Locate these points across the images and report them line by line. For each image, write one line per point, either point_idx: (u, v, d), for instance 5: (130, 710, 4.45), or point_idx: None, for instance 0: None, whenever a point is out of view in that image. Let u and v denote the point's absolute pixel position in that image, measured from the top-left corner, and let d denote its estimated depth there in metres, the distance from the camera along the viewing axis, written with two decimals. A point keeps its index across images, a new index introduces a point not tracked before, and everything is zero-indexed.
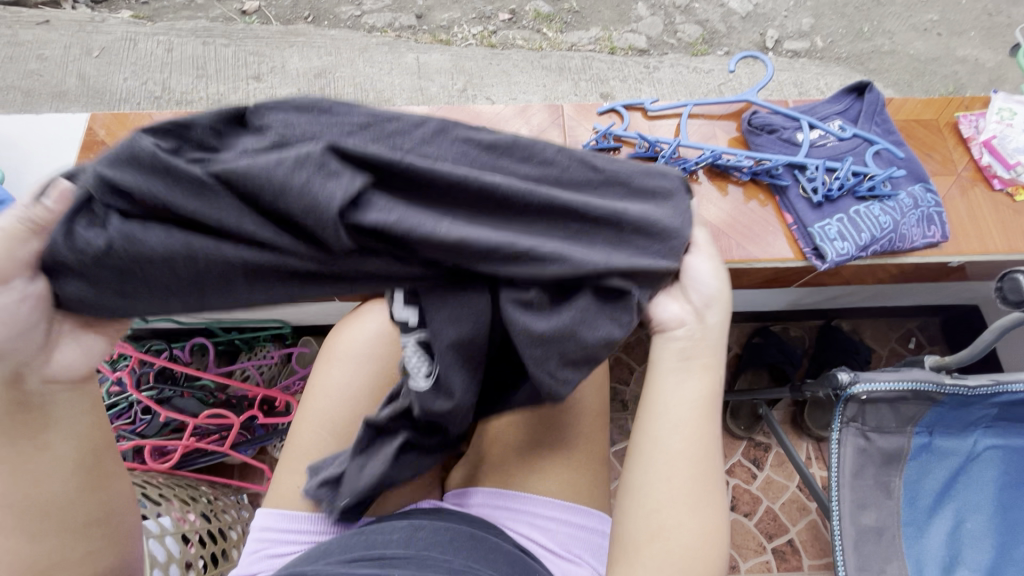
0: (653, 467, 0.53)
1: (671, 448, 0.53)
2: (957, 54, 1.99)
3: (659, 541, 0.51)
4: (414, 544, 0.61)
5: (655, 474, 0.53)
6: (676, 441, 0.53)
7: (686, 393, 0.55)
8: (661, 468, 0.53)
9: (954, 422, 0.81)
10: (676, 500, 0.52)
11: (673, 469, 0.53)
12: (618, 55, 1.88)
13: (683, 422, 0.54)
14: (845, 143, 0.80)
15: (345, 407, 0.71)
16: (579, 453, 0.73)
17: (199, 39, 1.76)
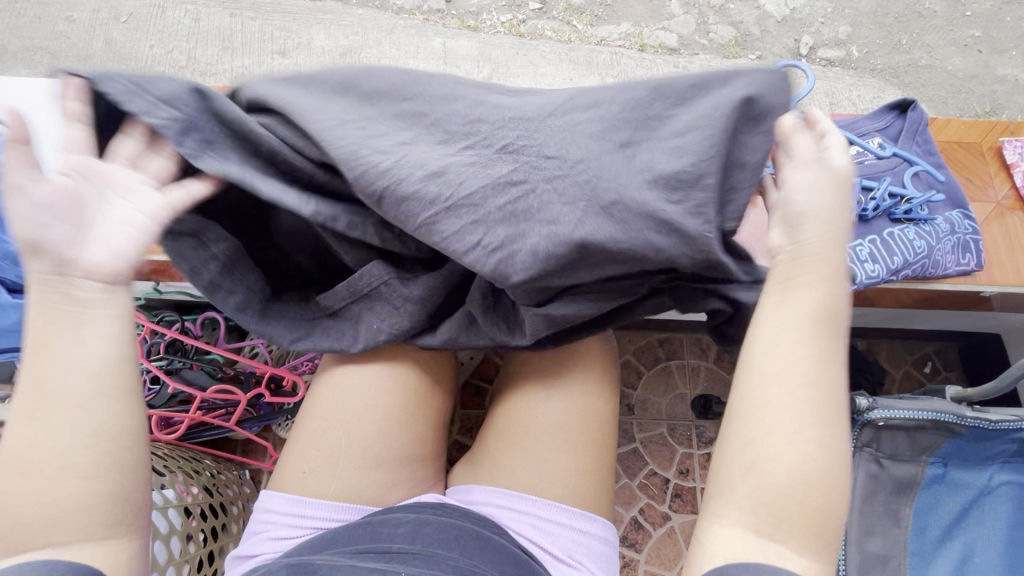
0: (775, 400, 0.51)
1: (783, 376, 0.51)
2: (996, 73, 1.94)
3: (769, 484, 0.49)
4: (423, 538, 0.63)
5: (790, 418, 0.50)
6: (813, 377, 0.50)
7: (814, 304, 0.52)
8: (792, 408, 0.50)
9: (971, 455, 0.80)
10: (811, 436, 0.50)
11: (794, 400, 0.50)
12: (647, 53, 1.84)
13: (796, 346, 0.51)
14: (884, 162, 0.77)
15: (355, 397, 0.70)
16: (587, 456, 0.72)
17: (227, 11, 1.75)
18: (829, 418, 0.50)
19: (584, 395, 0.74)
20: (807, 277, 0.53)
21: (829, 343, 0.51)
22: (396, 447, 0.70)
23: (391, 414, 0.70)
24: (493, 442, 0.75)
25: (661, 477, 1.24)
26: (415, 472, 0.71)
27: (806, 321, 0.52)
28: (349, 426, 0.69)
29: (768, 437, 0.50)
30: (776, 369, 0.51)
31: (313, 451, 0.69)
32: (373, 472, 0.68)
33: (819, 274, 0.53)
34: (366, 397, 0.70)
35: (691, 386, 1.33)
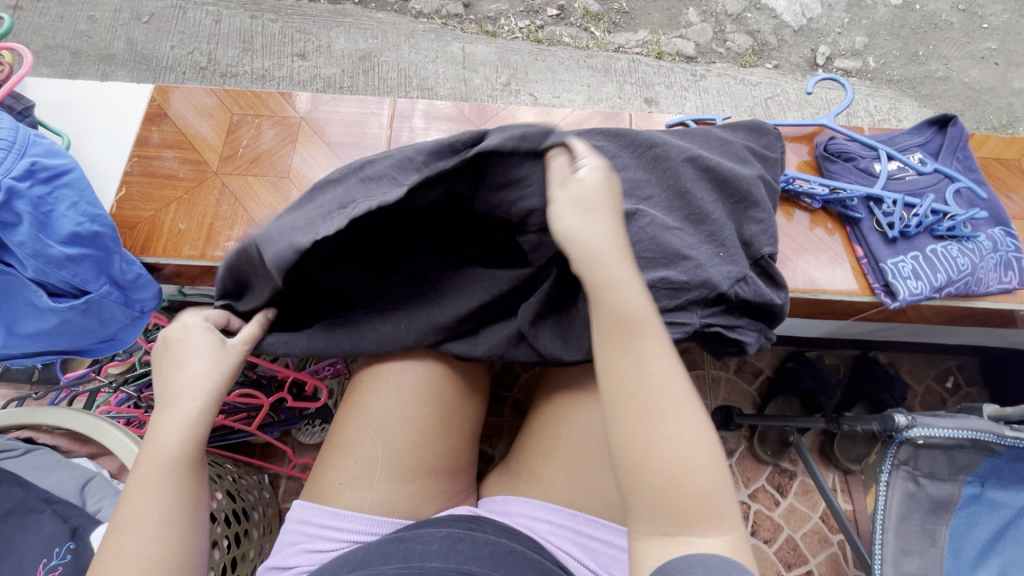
0: (648, 407, 0.51)
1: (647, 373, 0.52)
2: (1013, 86, 1.93)
3: (665, 492, 0.50)
4: (454, 556, 0.62)
5: (654, 422, 0.51)
6: (667, 368, 0.53)
7: (624, 300, 0.53)
8: (657, 416, 0.51)
9: (1009, 475, 0.79)
10: (681, 434, 0.51)
11: (654, 403, 0.52)
12: (665, 60, 1.84)
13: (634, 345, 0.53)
14: (925, 178, 0.76)
15: (393, 409, 0.69)
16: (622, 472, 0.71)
17: (248, 12, 1.76)
18: (687, 408, 0.52)
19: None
20: (603, 260, 0.54)
21: (655, 340, 0.54)
22: (433, 460, 0.69)
23: (428, 426, 0.69)
24: (528, 454, 0.75)
25: None
26: (450, 484, 0.71)
27: (626, 323, 0.53)
28: (387, 438, 0.68)
29: (645, 447, 0.51)
30: (632, 374, 0.52)
31: (350, 462, 0.68)
32: (409, 484, 0.68)
33: (602, 236, 0.54)
34: (403, 407, 0.69)
35: (712, 397, 1.32)
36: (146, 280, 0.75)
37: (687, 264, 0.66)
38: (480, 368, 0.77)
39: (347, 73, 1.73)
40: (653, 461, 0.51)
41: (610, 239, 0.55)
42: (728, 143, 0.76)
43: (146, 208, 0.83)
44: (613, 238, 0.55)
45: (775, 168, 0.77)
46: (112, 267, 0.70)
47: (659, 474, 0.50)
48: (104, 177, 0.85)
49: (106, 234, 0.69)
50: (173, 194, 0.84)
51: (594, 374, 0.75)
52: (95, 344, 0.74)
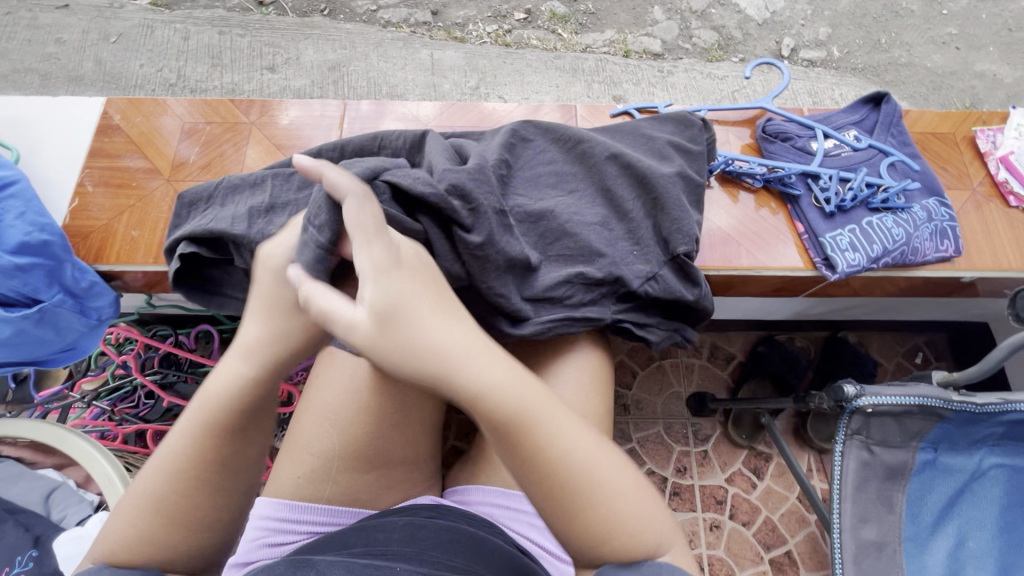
0: (566, 495, 0.48)
1: (555, 452, 0.47)
2: (975, 69, 1.98)
3: (606, 542, 0.49)
4: (416, 542, 0.61)
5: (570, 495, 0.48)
6: (573, 430, 0.48)
7: (495, 396, 0.46)
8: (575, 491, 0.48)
9: (960, 439, 0.81)
10: (601, 498, 0.49)
11: (566, 486, 0.48)
12: (632, 59, 1.87)
13: (529, 442, 0.47)
14: (860, 153, 0.79)
15: (348, 399, 0.70)
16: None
17: (216, 28, 1.78)
18: (602, 462, 0.49)
19: (577, 390, 0.72)
20: (456, 365, 0.46)
21: (543, 408, 0.47)
22: (390, 450, 0.70)
23: (383, 417, 0.70)
24: (490, 441, 0.76)
25: (659, 476, 1.24)
26: (409, 473, 0.72)
27: (509, 416, 0.46)
28: (343, 430, 0.69)
29: (572, 518, 0.49)
30: (540, 466, 0.47)
31: (308, 455, 0.69)
32: (366, 475, 0.69)
33: (450, 336, 0.46)
34: (356, 398, 0.70)
35: (686, 383, 1.34)
36: (101, 288, 0.76)
37: (602, 262, 0.72)
38: None
39: (317, 84, 1.74)
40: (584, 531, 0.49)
41: (455, 330, 0.47)
42: (653, 139, 0.80)
43: (100, 218, 0.84)
44: (456, 328, 0.47)
45: (699, 161, 0.79)
46: (64, 275, 0.72)
47: (609, 528, 0.49)
48: (60, 188, 0.86)
49: (55, 243, 0.70)
50: (127, 202, 0.85)
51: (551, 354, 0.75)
52: (55, 353, 0.75)
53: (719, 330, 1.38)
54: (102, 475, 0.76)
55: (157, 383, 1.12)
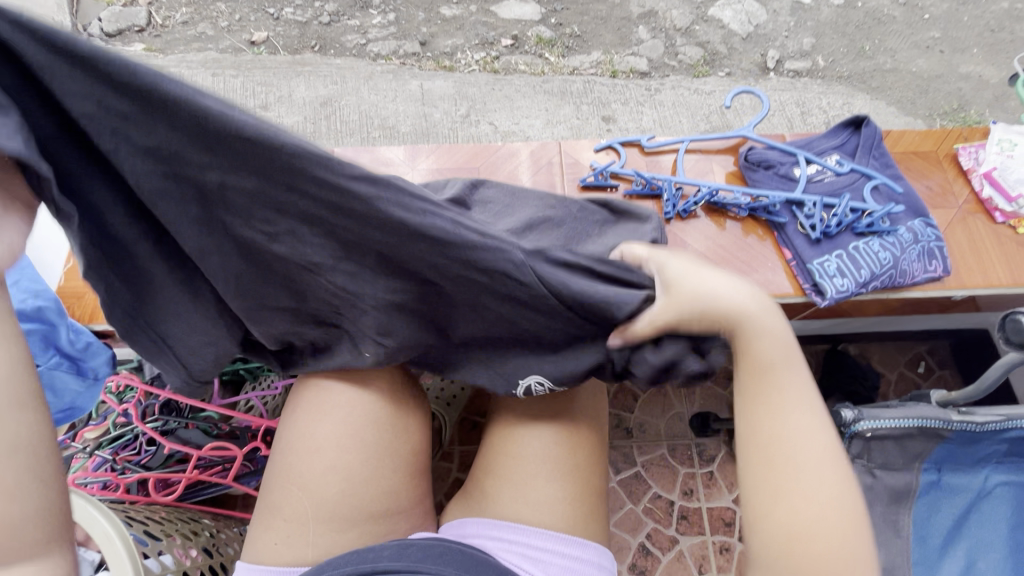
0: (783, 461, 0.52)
1: (794, 438, 0.53)
2: (960, 71, 1.99)
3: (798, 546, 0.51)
4: (407, 556, 0.65)
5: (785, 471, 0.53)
6: (799, 424, 0.53)
7: (766, 343, 0.55)
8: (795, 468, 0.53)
9: (964, 458, 0.80)
10: (814, 490, 0.51)
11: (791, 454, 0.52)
12: (619, 78, 1.89)
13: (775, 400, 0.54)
14: (843, 178, 0.80)
15: (314, 464, 0.74)
16: (562, 485, 0.75)
17: (209, 71, 1.80)
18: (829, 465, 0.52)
19: (550, 442, 0.77)
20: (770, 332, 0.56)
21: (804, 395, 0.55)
22: (366, 502, 0.74)
23: (354, 473, 0.74)
24: (481, 478, 0.79)
25: (666, 500, 1.23)
26: (391, 525, 0.75)
27: (762, 366, 0.55)
28: (313, 494, 0.73)
29: (776, 498, 0.52)
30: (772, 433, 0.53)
31: (282, 521, 0.73)
32: (347, 533, 0.73)
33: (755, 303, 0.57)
34: (323, 455, 0.74)
35: (688, 404, 1.32)
36: (98, 346, 0.77)
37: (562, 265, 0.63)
38: (409, 406, 0.79)
39: (310, 119, 1.77)
40: (772, 525, 0.52)
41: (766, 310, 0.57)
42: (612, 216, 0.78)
43: None
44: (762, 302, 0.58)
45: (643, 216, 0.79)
46: (59, 337, 0.73)
47: (796, 531, 0.51)
48: (54, 249, 0.88)
49: (50, 308, 0.71)
50: None
51: (528, 403, 0.78)
52: (53, 415, 0.77)
53: None
54: (100, 534, 0.78)
55: (158, 431, 1.12)
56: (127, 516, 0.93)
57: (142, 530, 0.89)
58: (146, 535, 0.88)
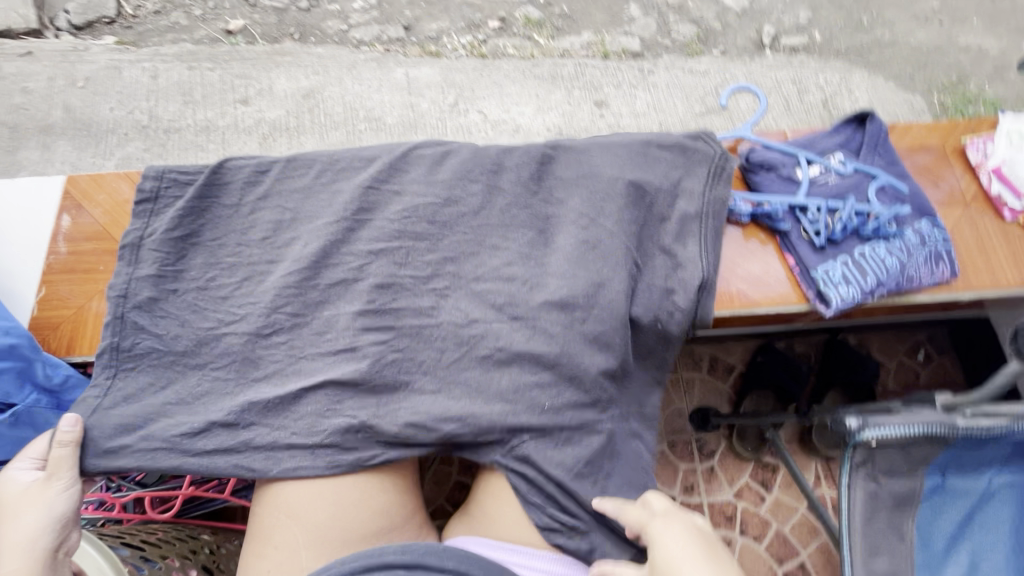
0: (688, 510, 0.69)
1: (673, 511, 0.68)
2: (959, 43, 1.94)
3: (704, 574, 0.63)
4: (411, 550, 0.66)
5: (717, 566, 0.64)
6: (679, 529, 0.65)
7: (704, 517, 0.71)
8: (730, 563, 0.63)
9: (968, 461, 0.79)
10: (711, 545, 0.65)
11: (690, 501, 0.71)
12: (612, 60, 1.83)
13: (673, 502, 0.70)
14: (847, 179, 0.82)
15: (301, 491, 0.74)
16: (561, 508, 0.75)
17: (185, 64, 1.68)
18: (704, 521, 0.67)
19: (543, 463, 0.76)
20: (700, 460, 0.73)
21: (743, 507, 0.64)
22: (355, 527, 0.74)
23: (344, 497, 0.74)
24: (483, 500, 0.79)
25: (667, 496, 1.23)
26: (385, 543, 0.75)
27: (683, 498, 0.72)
28: (302, 520, 0.73)
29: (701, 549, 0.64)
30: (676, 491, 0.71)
31: (272, 548, 0.73)
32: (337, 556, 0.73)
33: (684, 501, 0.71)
34: (312, 483, 0.75)
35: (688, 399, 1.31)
36: (78, 379, 0.80)
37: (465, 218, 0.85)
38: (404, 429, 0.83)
39: (293, 113, 1.67)
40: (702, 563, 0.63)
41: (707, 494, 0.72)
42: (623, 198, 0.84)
43: (72, 302, 0.84)
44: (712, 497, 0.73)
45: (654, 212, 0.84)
46: (36, 373, 0.76)
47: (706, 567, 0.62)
48: (28, 277, 0.86)
49: (22, 345, 0.75)
50: (97, 285, 0.85)
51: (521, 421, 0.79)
52: None
53: (717, 341, 1.36)
54: (92, 566, 0.75)
55: None
56: (123, 542, 0.91)
57: (140, 556, 0.88)
58: (144, 561, 0.87)
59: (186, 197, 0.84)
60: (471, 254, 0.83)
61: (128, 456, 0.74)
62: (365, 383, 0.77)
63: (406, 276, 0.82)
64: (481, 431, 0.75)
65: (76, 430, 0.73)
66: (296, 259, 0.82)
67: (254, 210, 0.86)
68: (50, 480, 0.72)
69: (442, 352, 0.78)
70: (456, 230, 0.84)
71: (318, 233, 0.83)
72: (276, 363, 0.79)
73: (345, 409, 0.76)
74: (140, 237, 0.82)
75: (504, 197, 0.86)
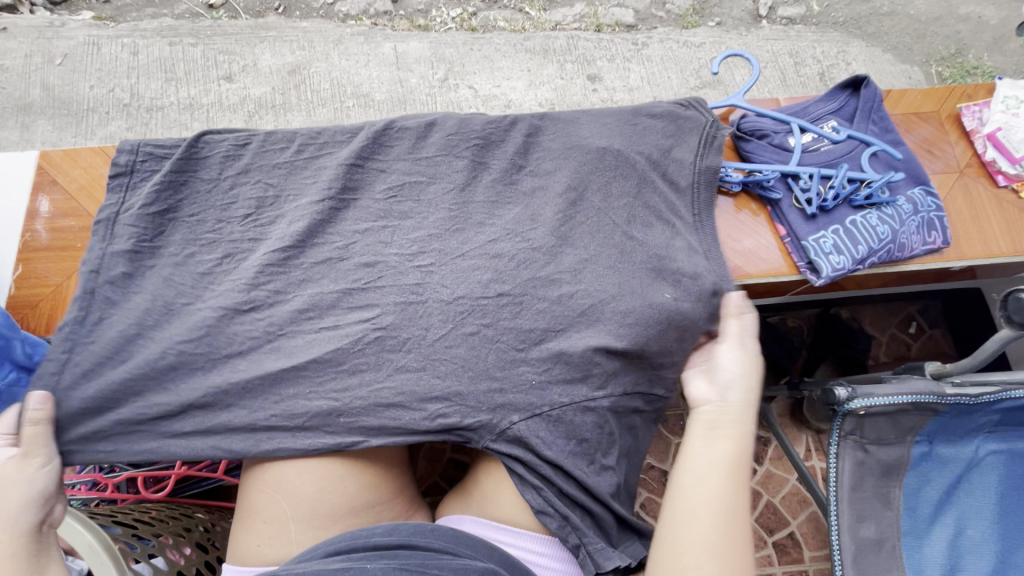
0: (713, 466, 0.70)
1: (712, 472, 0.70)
2: (959, 13, 1.90)
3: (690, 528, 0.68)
4: (399, 531, 0.67)
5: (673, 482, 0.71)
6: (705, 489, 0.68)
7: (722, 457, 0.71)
8: (687, 481, 0.70)
9: (955, 429, 0.79)
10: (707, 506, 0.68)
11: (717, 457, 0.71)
12: (605, 32, 1.78)
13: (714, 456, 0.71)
14: (840, 146, 0.81)
15: (288, 467, 0.74)
16: (553, 487, 0.75)
17: (165, 39, 1.63)
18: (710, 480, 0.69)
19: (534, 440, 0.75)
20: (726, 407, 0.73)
21: (736, 424, 0.72)
22: (343, 501, 0.74)
23: (331, 472, 0.74)
24: (479, 478, 0.80)
25: (659, 470, 1.24)
26: (374, 516, 0.76)
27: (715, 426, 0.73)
28: (290, 494, 0.73)
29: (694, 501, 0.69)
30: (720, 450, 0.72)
31: (262, 523, 0.73)
32: (327, 528, 0.73)
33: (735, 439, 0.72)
34: (300, 459, 0.74)
35: None
36: None
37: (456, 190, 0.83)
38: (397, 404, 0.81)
39: (279, 90, 1.63)
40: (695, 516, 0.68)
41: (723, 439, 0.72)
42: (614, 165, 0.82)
43: (50, 279, 0.84)
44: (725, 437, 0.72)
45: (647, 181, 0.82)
46: (15, 350, 0.76)
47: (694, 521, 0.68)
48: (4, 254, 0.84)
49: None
50: (75, 262, 0.84)
51: None
52: None
53: None
54: (84, 545, 0.77)
55: None
56: (116, 519, 0.91)
57: (132, 534, 0.88)
58: (136, 539, 0.87)
59: (163, 171, 0.82)
60: (461, 227, 0.81)
61: (115, 434, 0.74)
62: (349, 361, 0.76)
63: (392, 252, 0.80)
64: (468, 407, 0.75)
65: (46, 407, 0.72)
66: (280, 236, 0.81)
67: (235, 186, 0.84)
68: (27, 457, 0.71)
69: (428, 329, 0.77)
70: (444, 205, 0.83)
71: (303, 209, 0.82)
72: (254, 340, 0.77)
73: (333, 390, 0.75)
74: (115, 213, 0.80)
75: (492, 171, 0.84)
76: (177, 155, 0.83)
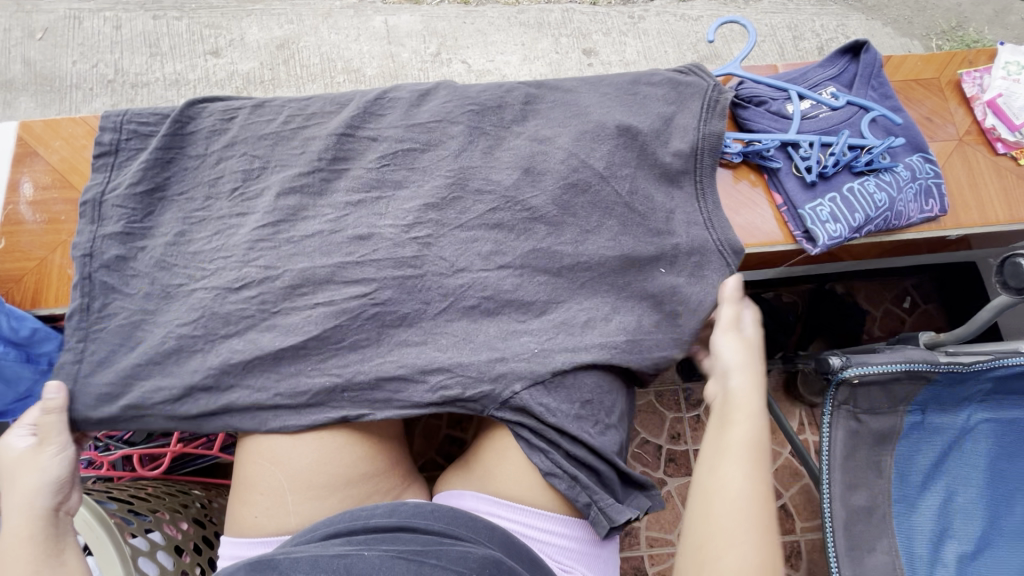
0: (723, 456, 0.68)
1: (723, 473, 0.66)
2: None
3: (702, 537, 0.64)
4: (397, 513, 0.68)
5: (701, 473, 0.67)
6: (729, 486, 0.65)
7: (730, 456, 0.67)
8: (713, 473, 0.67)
9: (947, 398, 0.80)
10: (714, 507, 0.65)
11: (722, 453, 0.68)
12: (601, 5, 1.74)
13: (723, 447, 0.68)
14: (839, 113, 0.79)
15: (285, 439, 0.74)
16: (561, 451, 0.75)
17: (149, 13, 1.58)
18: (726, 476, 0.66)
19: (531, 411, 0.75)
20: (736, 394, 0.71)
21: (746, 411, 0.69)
22: (340, 472, 0.74)
23: (327, 443, 0.74)
24: (481, 452, 0.79)
25: (654, 445, 1.24)
26: (371, 488, 0.75)
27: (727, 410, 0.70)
28: (286, 466, 0.73)
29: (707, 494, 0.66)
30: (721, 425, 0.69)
31: (259, 495, 0.73)
32: (325, 500, 0.73)
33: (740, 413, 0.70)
34: (299, 433, 0.74)
35: None
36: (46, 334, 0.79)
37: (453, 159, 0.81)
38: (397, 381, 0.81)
39: (267, 65, 1.59)
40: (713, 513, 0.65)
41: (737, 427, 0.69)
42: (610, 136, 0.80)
43: (34, 255, 0.82)
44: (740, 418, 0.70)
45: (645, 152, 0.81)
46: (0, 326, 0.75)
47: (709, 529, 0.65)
48: None
49: None
50: (60, 237, 0.83)
51: None
52: (12, 403, 0.80)
53: None
54: None
55: None
56: (111, 496, 0.91)
57: (127, 510, 0.88)
58: (132, 515, 0.87)
59: (150, 148, 0.80)
60: (456, 197, 0.79)
61: (108, 410, 0.73)
62: (345, 335, 0.75)
63: (385, 224, 0.78)
64: (469, 379, 0.73)
65: (62, 395, 0.72)
66: (270, 209, 0.79)
67: (222, 160, 0.82)
68: (42, 445, 0.71)
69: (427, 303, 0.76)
70: (438, 177, 0.81)
71: (293, 182, 0.80)
72: (248, 319, 0.76)
73: (329, 366, 0.75)
74: (101, 193, 0.78)
75: (487, 143, 0.83)
76: (165, 131, 0.81)
